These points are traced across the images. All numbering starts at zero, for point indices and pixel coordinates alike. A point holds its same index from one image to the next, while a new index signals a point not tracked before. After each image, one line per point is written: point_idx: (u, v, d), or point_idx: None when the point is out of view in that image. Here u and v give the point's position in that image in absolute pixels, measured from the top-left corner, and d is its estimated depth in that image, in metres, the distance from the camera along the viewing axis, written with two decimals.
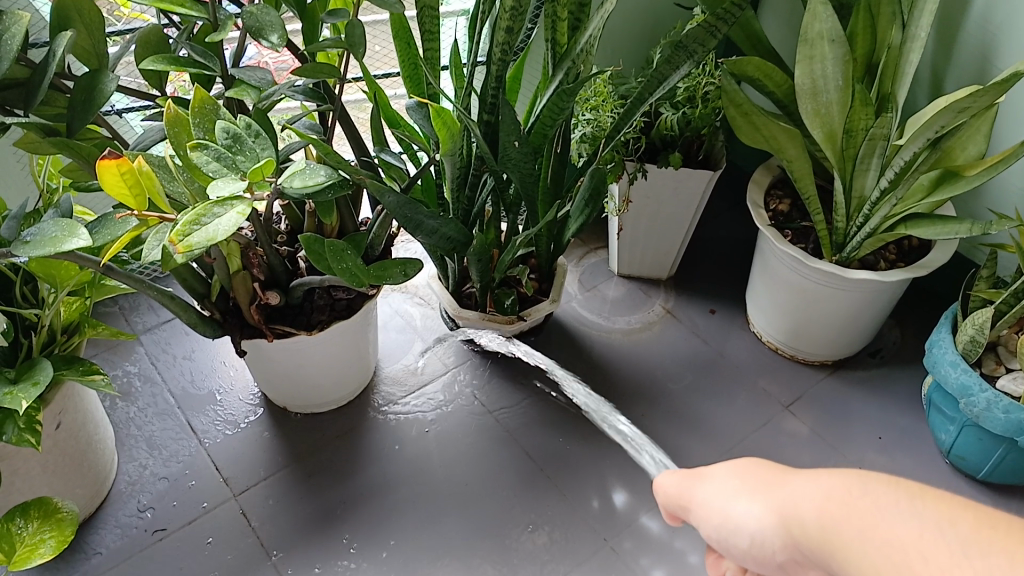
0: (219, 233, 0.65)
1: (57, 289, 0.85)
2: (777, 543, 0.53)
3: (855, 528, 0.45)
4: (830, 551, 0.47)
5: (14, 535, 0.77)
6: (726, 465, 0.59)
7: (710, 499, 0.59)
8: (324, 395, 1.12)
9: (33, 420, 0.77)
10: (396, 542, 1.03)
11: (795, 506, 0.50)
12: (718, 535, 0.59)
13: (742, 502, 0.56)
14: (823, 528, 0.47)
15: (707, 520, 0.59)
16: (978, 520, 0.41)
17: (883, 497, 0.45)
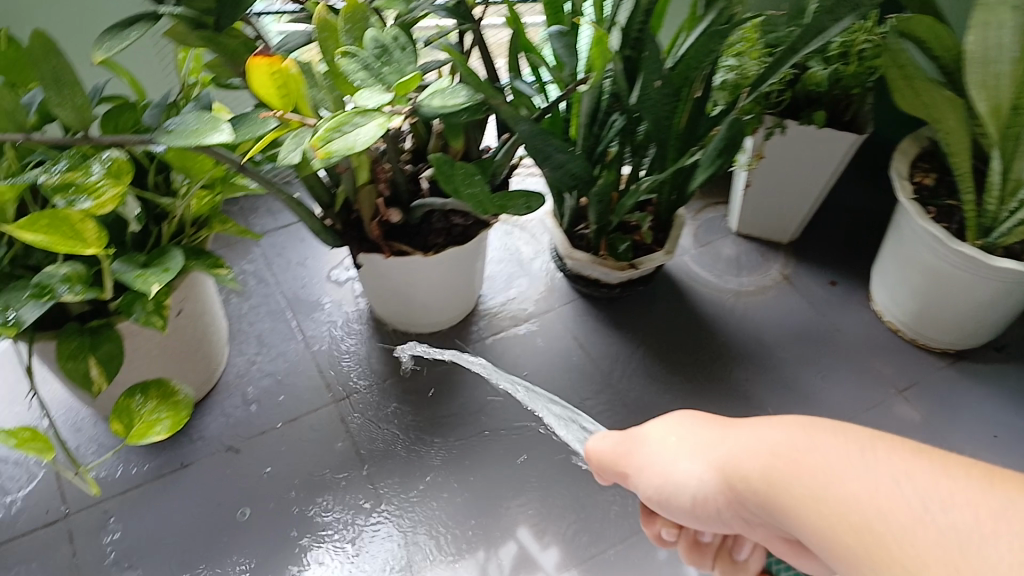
0: (359, 143, 0.63)
1: (191, 181, 0.86)
2: (721, 497, 0.60)
3: (810, 481, 0.51)
4: (779, 503, 0.53)
5: (133, 410, 0.81)
6: (660, 423, 0.68)
7: (648, 457, 0.67)
8: (427, 316, 1.13)
9: (160, 304, 0.80)
10: (482, 469, 1.04)
11: (691, 435, 0.64)
12: (660, 492, 0.66)
13: (684, 460, 0.64)
14: (773, 483, 0.54)
15: (647, 477, 0.67)
16: (928, 466, 0.48)
17: (835, 452, 0.52)
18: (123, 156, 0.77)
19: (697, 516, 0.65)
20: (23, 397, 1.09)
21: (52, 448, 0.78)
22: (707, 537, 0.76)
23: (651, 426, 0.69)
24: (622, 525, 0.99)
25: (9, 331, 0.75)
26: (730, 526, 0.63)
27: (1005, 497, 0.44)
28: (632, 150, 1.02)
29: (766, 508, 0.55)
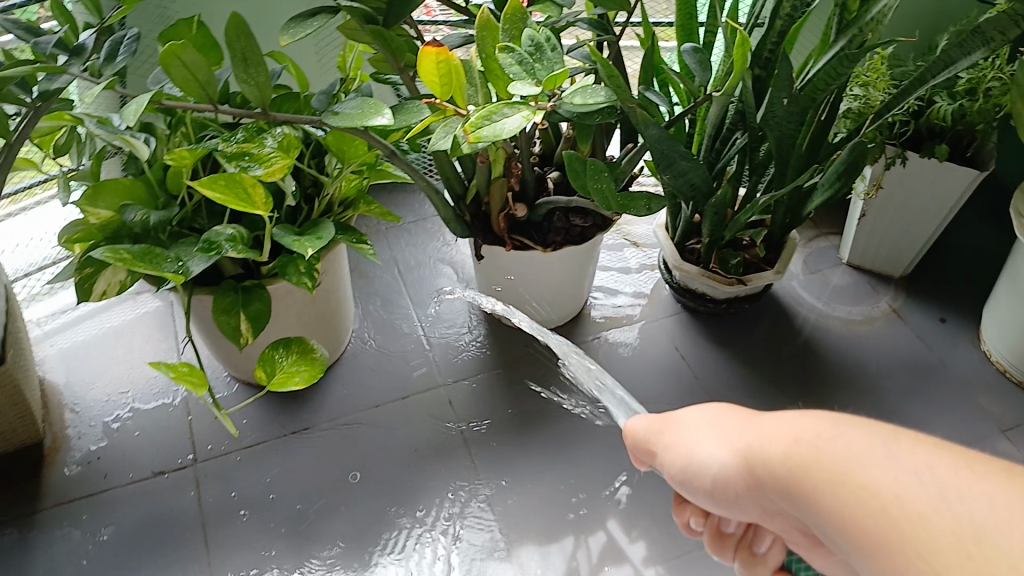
0: (505, 131, 0.72)
1: (344, 165, 0.95)
2: (739, 483, 0.56)
3: (829, 468, 0.47)
4: (795, 489, 0.49)
5: (276, 361, 0.89)
6: (695, 409, 0.63)
7: (681, 440, 0.63)
8: (539, 313, 1.19)
9: (311, 268, 0.88)
10: (579, 460, 1.08)
11: (721, 421, 0.60)
12: (684, 475, 0.62)
13: (710, 445, 0.59)
14: (793, 472, 0.49)
15: (674, 459, 0.63)
16: (960, 459, 0.44)
17: (863, 439, 0.47)
18: (293, 133, 0.86)
19: (716, 500, 0.60)
20: (167, 351, 1.20)
21: (204, 385, 0.85)
22: (731, 526, 0.79)
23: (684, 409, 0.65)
24: None
25: (177, 278, 0.83)
26: (752, 515, 0.59)
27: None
28: (751, 169, 1.06)
29: (783, 497, 0.51)
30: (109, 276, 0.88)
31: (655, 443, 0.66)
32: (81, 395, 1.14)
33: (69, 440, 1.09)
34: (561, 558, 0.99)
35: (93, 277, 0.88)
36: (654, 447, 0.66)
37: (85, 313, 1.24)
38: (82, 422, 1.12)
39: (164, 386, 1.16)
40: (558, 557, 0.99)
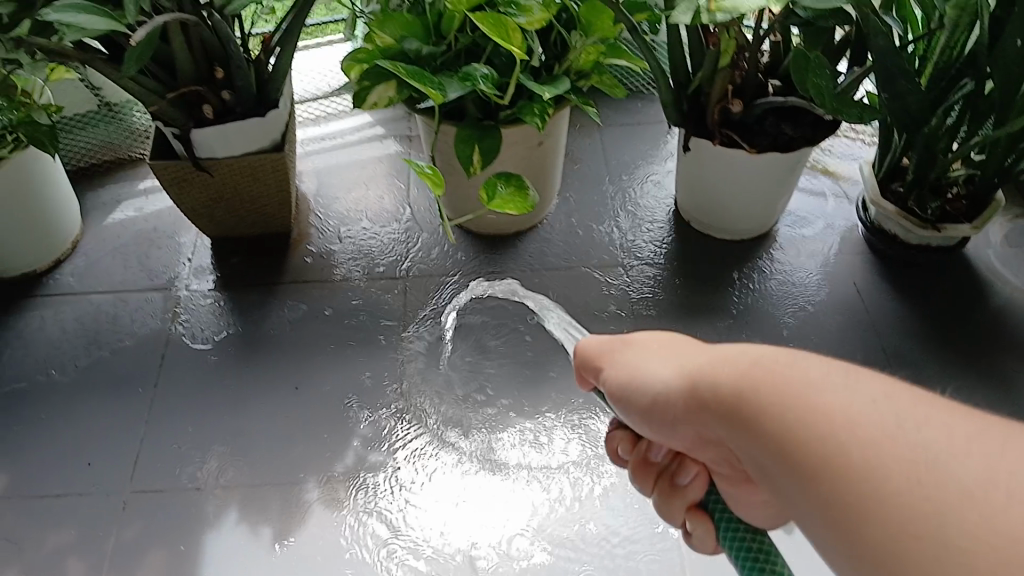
0: (745, 6, 0.83)
1: (588, 36, 1.06)
2: (675, 399, 0.62)
3: (784, 390, 0.54)
4: (744, 408, 0.55)
5: (496, 189, 1.03)
6: (647, 336, 0.71)
7: (629, 359, 0.70)
8: (729, 220, 1.26)
9: (544, 111, 1.00)
10: (733, 355, 1.17)
11: (675, 351, 0.68)
12: (623, 390, 0.68)
13: (659, 367, 0.66)
14: (739, 391, 0.56)
15: (618, 374, 0.69)
16: (910, 395, 0.52)
17: (813, 370, 0.55)
18: None
19: (650, 420, 0.66)
20: (397, 188, 1.39)
21: (440, 189, 0.99)
22: (657, 455, 0.74)
23: (641, 338, 0.71)
24: None
25: (435, 95, 0.98)
26: (681, 433, 0.64)
27: (966, 426, 0.49)
28: (971, 116, 1.08)
29: (718, 414, 0.58)
30: (381, 90, 1.05)
31: (604, 359, 0.72)
32: (324, 206, 1.36)
33: (312, 236, 1.31)
34: None
35: (366, 91, 1.05)
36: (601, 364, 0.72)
37: (339, 143, 1.46)
38: (323, 225, 1.33)
39: (393, 211, 1.36)
40: None
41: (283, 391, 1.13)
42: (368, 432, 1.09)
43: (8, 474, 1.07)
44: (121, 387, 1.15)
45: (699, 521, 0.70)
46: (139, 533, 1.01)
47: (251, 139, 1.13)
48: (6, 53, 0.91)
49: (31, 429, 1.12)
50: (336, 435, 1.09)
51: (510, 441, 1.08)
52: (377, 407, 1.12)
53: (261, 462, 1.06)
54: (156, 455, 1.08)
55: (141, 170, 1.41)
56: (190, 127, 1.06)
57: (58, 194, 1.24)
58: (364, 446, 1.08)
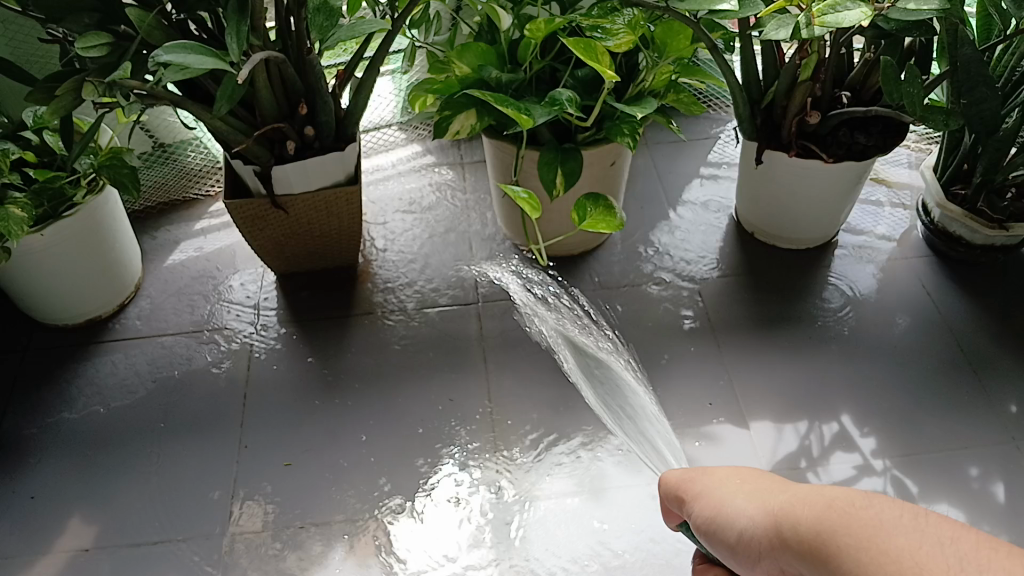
0: (847, 21, 0.85)
1: (661, 59, 1.06)
2: (759, 539, 0.60)
3: (859, 531, 0.51)
4: (821, 552, 0.53)
5: (585, 210, 1.03)
6: (725, 470, 0.70)
7: (714, 488, 0.68)
8: (794, 230, 1.28)
9: (634, 131, 1.02)
10: (815, 362, 1.17)
11: (758, 483, 0.66)
12: (708, 526, 0.66)
13: (740, 500, 0.65)
14: (819, 529, 0.54)
15: (702, 506, 0.68)
16: (983, 538, 0.47)
17: (886, 513, 0.51)
18: (640, 14, 1.00)
19: (734, 556, 0.64)
20: (456, 213, 1.39)
21: (536, 212, 1.00)
22: None
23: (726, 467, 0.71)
24: (940, 442, 1.08)
25: (525, 120, 0.98)
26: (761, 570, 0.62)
27: None
28: None
29: (796, 553, 0.55)
30: (462, 119, 1.06)
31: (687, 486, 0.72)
32: (386, 235, 1.36)
33: (376, 266, 1.31)
34: (796, 436, 1.09)
35: (448, 120, 1.06)
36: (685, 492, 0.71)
37: (392, 173, 1.46)
38: (387, 254, 1.33)
39: (452, 239, 1.35)
40: (793, 435, 1.09)
41: (371, 423, 1.12)
42: (465, 453, 1.08)
43: (97, 525, 1.01)
44: (203, 427, 1.11)
45: None
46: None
47: (328, 173, 1.13)
48: (102, 94, 0.89)
49: (111, 476, 1.06)
50: (433, 462, 1.07)
51: (610, 457, 1.08)
52: (470, 429, 1.11)
53: (359, 494, 1.05)
54: (253, 493, 1.05)
55: (193, 211, 1.39)
56: (272, 164, 1.08)
57: (125, 235, 1.21)
58: (463, 468, 1.07)
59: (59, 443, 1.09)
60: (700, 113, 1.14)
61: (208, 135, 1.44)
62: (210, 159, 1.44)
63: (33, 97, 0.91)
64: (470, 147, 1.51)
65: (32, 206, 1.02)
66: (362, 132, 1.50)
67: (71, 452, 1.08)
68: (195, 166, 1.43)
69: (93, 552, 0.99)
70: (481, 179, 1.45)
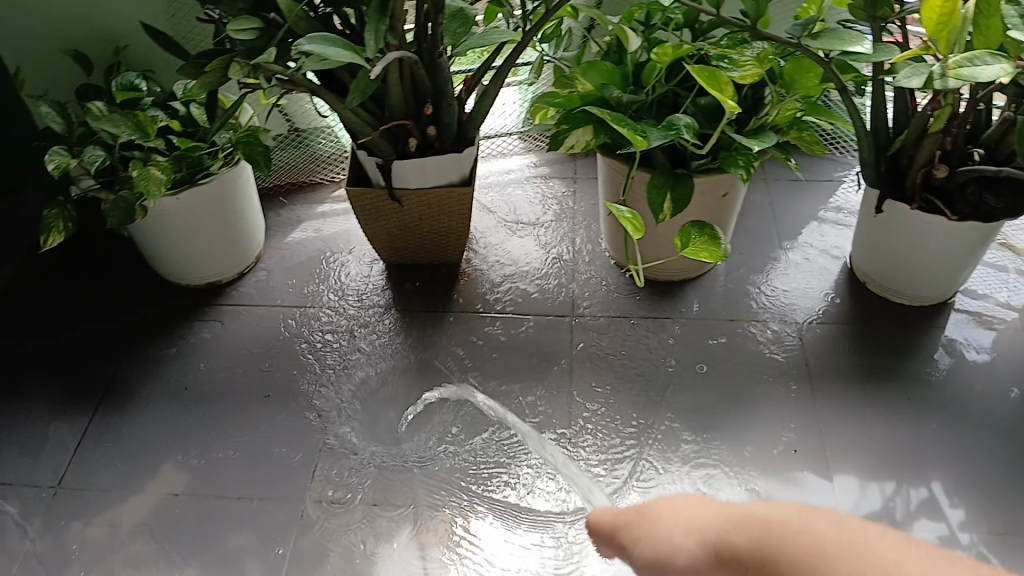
0: (982, 74, 0.83)
1: (789, 94, 1.05)
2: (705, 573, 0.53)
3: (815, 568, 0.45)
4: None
5: (689, 237, 1.03)
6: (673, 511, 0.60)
7: (658, 529, 0.59)
8: (907, 286, 1.23)
9: (749, 163, 1.02)
10: (910, 424, 1.13)
11: (698, 516, 0.57)
12: (652, 567, 0.58)
13: (681, 536, 0.56)
14: (769, 560, 0.48)
15: (645, 548, 0.59)
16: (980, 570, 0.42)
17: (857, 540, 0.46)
18: (769, 48, 1.00)
19: None
20: (561, 226, 1.41)
21: (639, 235, 1.00)
22: None
23: (659, 512, 0.61)
24: None
25: (639, 142, 0.98)
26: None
27: None
28: None
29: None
30: (578, 133, 1.07)
31: (622, 535, 0.62)
32: (490, 240, 1.39)
33: (478, 268, 1.34)
34: (880, 496, 1.05)
35: (564, 133, 1.07)
36: (622, 540, 0.62)
37: (504, 180, 1.50)
38: (488, 258, 1.36)
39: (554, 251, 1.37)
40: (877, 494, 1.05)
41: (451, 417, 1.15)
42: (537, 462, 1.09)
43: (188, 473, 1.07)
44: (296, 397, 1.17)
45: None
46: (321, 541, 1.01)
47: (444, 173, 1.17)
48: (246, 75, 0.95)
49: (207, 430, 1.12)
50: (506, 463, 1.09)
51: (681, 485, 1.07)
52: (545, 438, 1.12)
53: (429, 482, 1.07)
54: (333, 467, 1.09)
55: (315, 196, 1.47)
56: (394, 158, 1.13)
57: (251, 208, 1.29)
58: (536, 475, 1.08)
59: (165, 392, 1.17)
60: (822, 153, 1.12)
61: (340, 122, 1.47)
62: (338, 147, 1.48)
63: (186, 72, 0.98)
64: (586, 162, 1.53)
65: (172, 171, 1.11)
66: (482, 137, 1.54)
67: (175, 402, 1.16)
68: (324, 152, 1.48)
69: (180, 498, 1.04)
70: (591, 195, 1.46)
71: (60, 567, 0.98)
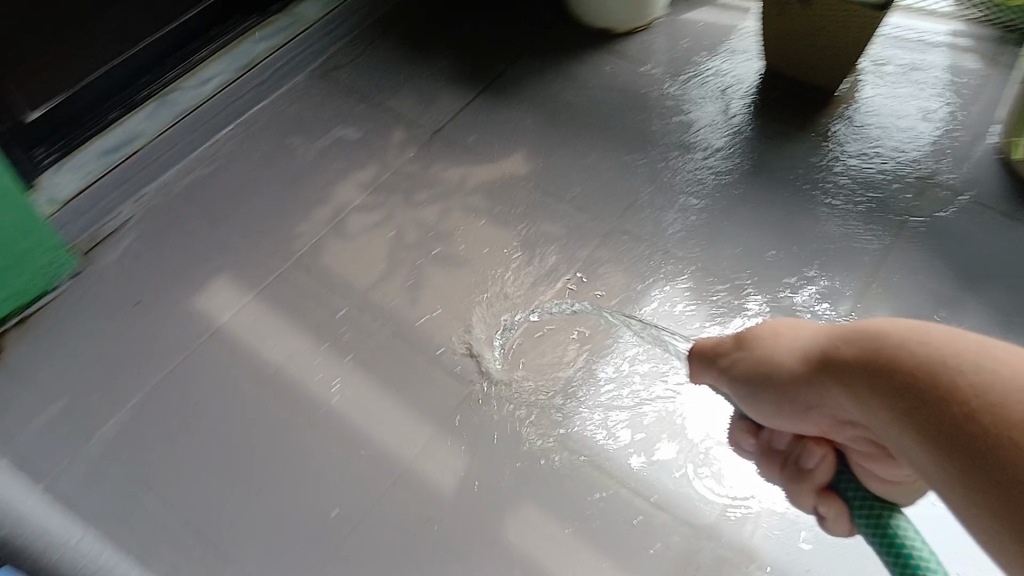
0: None
1: None
2: (794, 382, 0.59)
3: (876, 348, 0.52)
4: (850, 378, 0.53)
5: None
6: (781, 330, 0.65)
7: (762, 343, 0.64)
8: None
9: None
10: None
11: (810, 333, 0.61)
12: (750, 376, 0.64)
13: (788, 346, 0.62)
14: (862, 359, 0.53)
15: (746, 359, 0.64)
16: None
17: (934, 332, 0.50)
18: None
19: (773, 411, 0.62)
20: (954, 100, 1.27)
21: None
22: (778, 445, 0.65)
23: (764, 341, 0.64)
24: None
25: None
26: (807, 417, 0.60)
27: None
28: None
29: (842, 385, 0.54)
30: None
31: (722, 359, 0.67)
32: (874, 83, 1.30)
33: (853, 104, 1.27)
34: None
35: None
36: (720, 364, 0.67)
37: (920, 39, 1.36)
38: (864, 99, 1.28)
39: (932, 119, 1.24)
40: None
41: (769, 213, 1.14)
42: (815, 292, 1.05)
43: (532, 165, 1.20)
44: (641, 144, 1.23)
45: (834, 502, 0.60)
46: (612, 256, 1.10)
47: None
48: None
49: (555, 141, 1.23)
50: (787, 276, 1.07)
51: None
52: (834, 276, 1.07)
53: (725, 258, 1.09)
54: (649, 210, 1.15)
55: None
56: None
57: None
58: (803, 305, 1.04)
59: (537, 102, 1.29)
60: None
61: None
62: None
63: None
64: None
65: None
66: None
67: (540, 112, 1.27)
68: None
69: (518, 180, 1.18)
70: (1009, 79, 1.28)
71: (416, 188, 1.17)
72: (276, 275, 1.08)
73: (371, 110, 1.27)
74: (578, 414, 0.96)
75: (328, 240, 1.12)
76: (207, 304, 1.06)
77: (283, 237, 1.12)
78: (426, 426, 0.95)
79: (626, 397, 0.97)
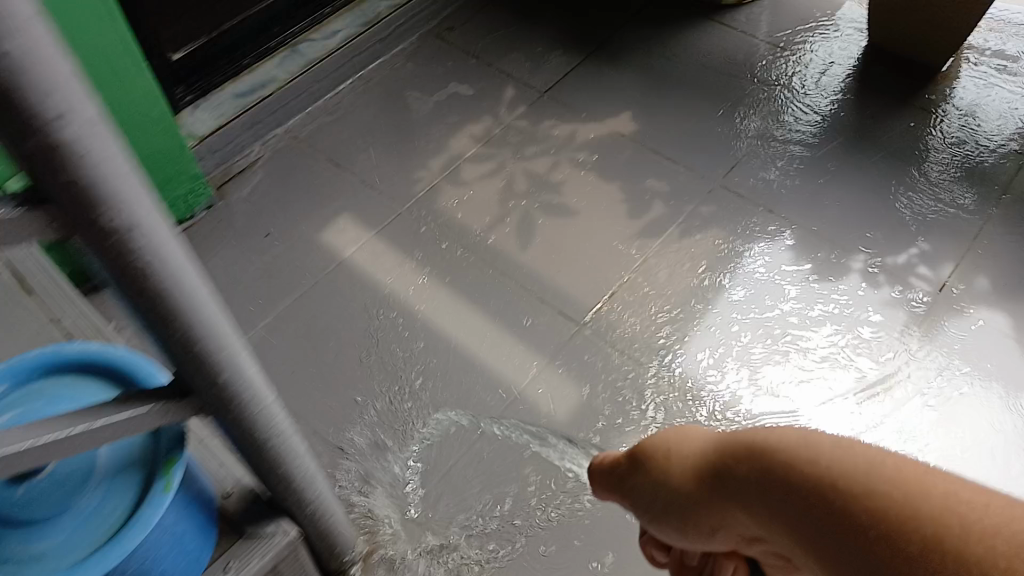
0: None
1: None
2: (700, 507, 0.50)
3: (788, 472, 0.42)
4: (761, 506, 0.44)
5: None
6: (675, 438, 0.55)
7: (660, 454, 0.54)
8: None
9: None
10: None
11: (704, 444, 0.52)
12: (654, 499, 0.54)
13: (681, 458, 0.52)
14: (765, 489, 0.43)
15: (645, 476, 0.55)
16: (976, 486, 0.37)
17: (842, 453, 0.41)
18: None
19: (687, 536, 0.53)
20: None
21: None
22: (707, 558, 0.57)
23: (656, 456, 0.54)
24: None
25: None
26: (720, 538, 0.51)
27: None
28: None
29: (751, 511, 0.45)
30: None
31: (627, 482, 0.56)
32: (980, 58, 1.32)
33: (959, 80, 1.29)
34: None
35: None
36: (625, 485, 0.56)
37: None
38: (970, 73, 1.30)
39: None
40: None
41: (874, 179, 1.18)
42: (927, 251, 1.10)
43: (637, 124, 1.24)
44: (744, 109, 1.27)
45: None
46: (715, 214, 1.14)
47: None
48: None
49: (660, 104, 1.28)
50: (896, 236, 1.12)
51: None
52: (944, 237, 1.11)
53: (827, 220, 1.14)
54: (754, 171, 1.19)
55: None
56: None
57: None
58: (915, 263, 1.09)
59: (644, 67, 1.33)
60: None
61: None
62: None
63: None
64: None
65: None
66: None
67: (647, 76, 1.32)
68: None
69: (624, 138, 1.23)
70: None
71: (526, 142, 1.23)
72: (395, 216, 1.15)
73: (482, 69, 1.33)
74: (696, 346, 1.04)
75: (443, 187, 1.18)
76: (333, 239, 1.13)
77: (402, 181, 1.19)
78: (539, 358, 1.02)
79: (745, 334, 1.05)
